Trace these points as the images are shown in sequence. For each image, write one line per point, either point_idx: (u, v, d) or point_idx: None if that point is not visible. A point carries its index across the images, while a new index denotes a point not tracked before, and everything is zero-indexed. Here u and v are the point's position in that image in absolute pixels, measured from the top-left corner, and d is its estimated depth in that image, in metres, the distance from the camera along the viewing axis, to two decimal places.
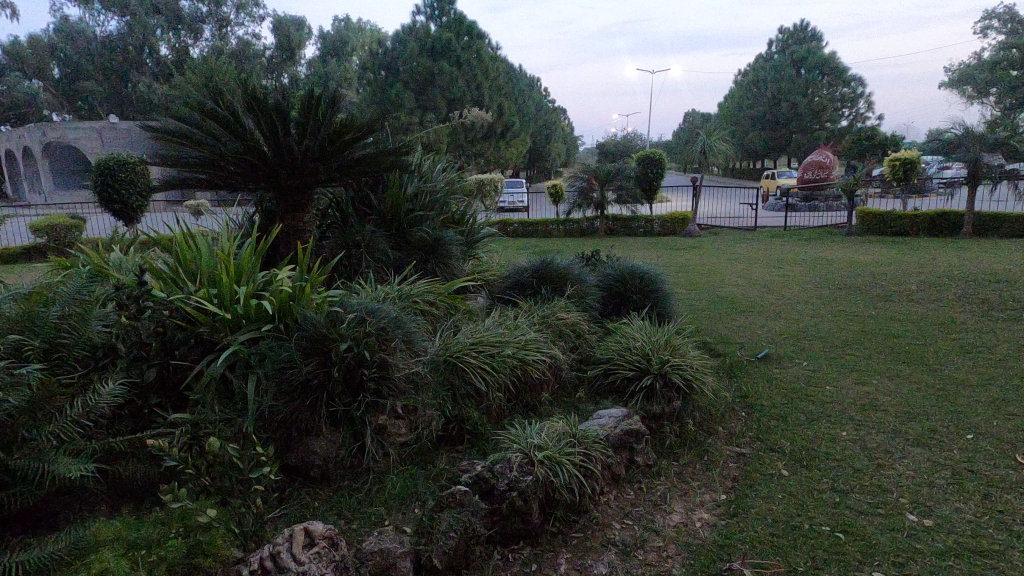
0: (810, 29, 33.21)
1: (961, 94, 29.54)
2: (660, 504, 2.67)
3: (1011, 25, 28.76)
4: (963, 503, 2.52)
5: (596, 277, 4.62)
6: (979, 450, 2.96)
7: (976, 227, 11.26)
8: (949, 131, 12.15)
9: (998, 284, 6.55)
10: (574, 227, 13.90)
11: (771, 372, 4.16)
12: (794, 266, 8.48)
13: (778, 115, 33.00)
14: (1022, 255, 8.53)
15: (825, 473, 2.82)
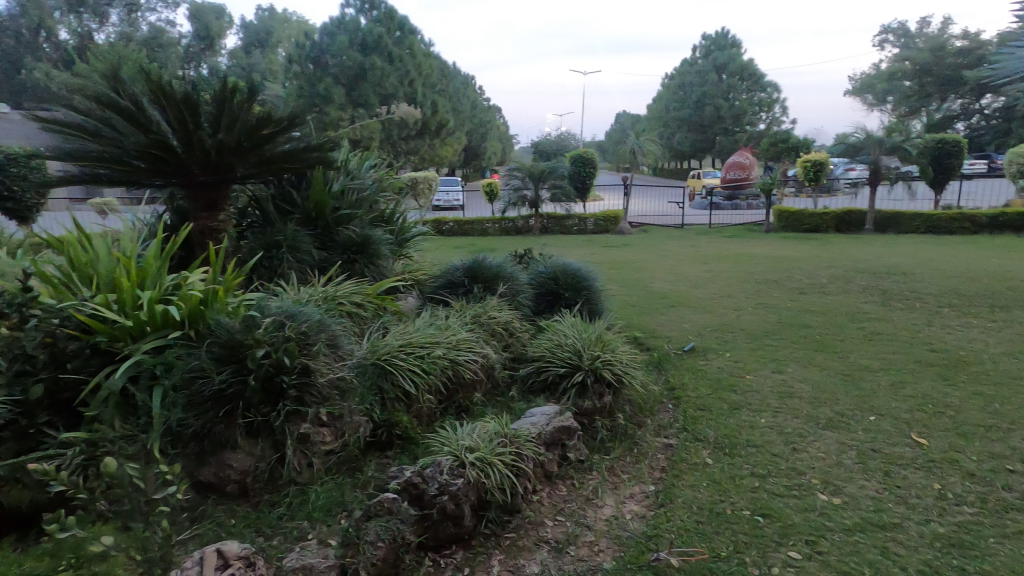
0: (730, 37, 35.05)
1: (863, 101, 32.09)
2: (592, 499, 2.70)
3: (903, 40, 31.55)
4: (866, 480, 2.71)
5: (528, 275, 4.63)
6: (880, 430, 3.19)
7: (877, 223, 12.24)
8: (853, 136, 13.12)
9: (895, 276, 7.15)
10: (510, 225, 13.97)
11: (696, 364, 4.32)
12: (718, 261, 8.90)
13: (702, 117, 34.59)
14: (915, 250, 9.36)
15: (745, 460, 2.95)
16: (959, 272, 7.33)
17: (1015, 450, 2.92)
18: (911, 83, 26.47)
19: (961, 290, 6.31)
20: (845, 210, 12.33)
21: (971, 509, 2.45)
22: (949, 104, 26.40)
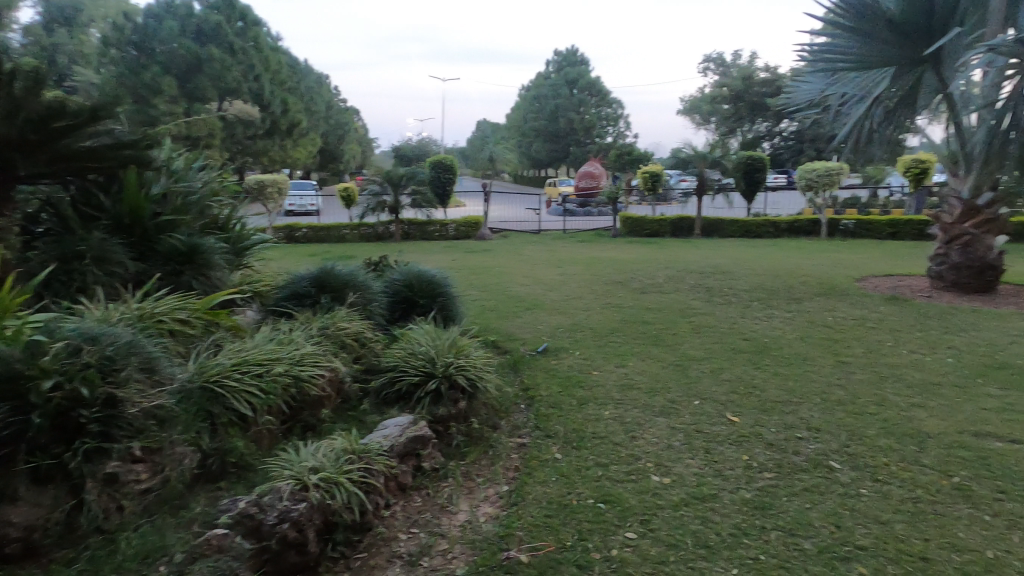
0: (580, 55, 37.52)
1: (691, 120, 36.19)
2: (447, 506, 2.69)
3: (721, 69, 36.20)
4: (691, 459, 3.04)
5: (381, 283, 4.52)
6: (702, 413, 3.60)
7: (705, 229, 13.87)
8: (683, 150, 14.69)
9: (716, 275, 8.15)
10: (369, 231, 13.55)
11: (548, 364, 4.52)
12: (570, 265, 9.46)
13: (557, 128, 36.57)
14: (732, 252, 10.77)
15: (590, 451, 3.15)
16: (765, 270, 8.56)
17: (803, 419, 3.47)
18: (728, 107, 30.47)
19: (767, 286, 7.37)
20: (678, 217, 13.81)
21: (770, 474, 2.86)
22: (757, 127, 30.81)
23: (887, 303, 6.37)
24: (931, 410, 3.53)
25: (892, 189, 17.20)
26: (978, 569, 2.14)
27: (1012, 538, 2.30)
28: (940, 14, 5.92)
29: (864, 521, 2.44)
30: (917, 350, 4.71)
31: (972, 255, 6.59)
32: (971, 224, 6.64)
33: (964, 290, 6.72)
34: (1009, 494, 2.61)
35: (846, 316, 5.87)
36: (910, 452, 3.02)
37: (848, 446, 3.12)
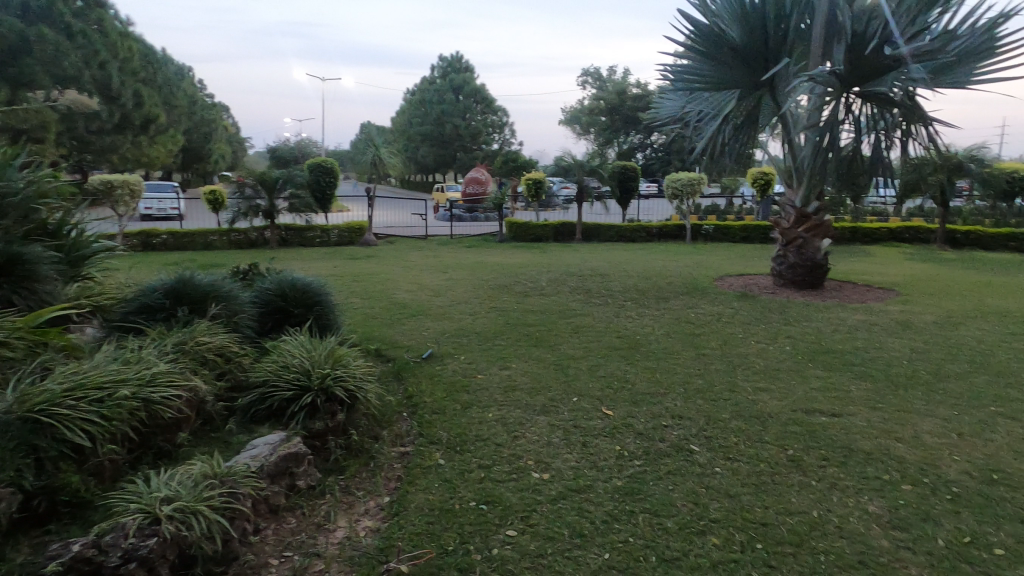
0: (464, 61, 37.80)
1: (572, 130, 37.92)
2: (323, 524, 2.57)
3: (599, 83, 38.37)
4: (569, 453, 3.19)
5: (250, 293, 4.22)
6: (580, 408, 3.79)
7: (585, 233, 14.61)
8: (563, 158, 15.33)
9: (594, 277, 8.62)
10: (240, 237, 12.58)
11: (433, 370, 4.50)
12: (457, 270, 9.48)
13: (443, 133, 36.50)
14: (609, 256, 11.44)
15: (473, 453, 3.19)
16: (637, 272, 9.21)
17: (668, 408, 3.77)
18: (605, 119, 32.33)
19: (638, 287, 7.93)
20: (560, 222, 14.39)
21: (639, 462, 3.07)
22: (631, 139, 33.06)
23: (739, 300, 7.13)
24: (772, 393, 4.02)
25: (744, 198, 19.32)
26: (806, 527, 2.46)
27: (831, 497, 2.69)
28: (774, 45, 6.76)
29: (718, 496, 2.71)
30: (762, 341, 5.34)
31: (804, 255, 7.58)
32: (803, 229, 7.60)
33: (799, 285, 7.72)
34: (830, 460, 3.04)
35: (705, 312, 6.49)
36: (755, 431, 3.41)
37: (705, 429, 3.45)
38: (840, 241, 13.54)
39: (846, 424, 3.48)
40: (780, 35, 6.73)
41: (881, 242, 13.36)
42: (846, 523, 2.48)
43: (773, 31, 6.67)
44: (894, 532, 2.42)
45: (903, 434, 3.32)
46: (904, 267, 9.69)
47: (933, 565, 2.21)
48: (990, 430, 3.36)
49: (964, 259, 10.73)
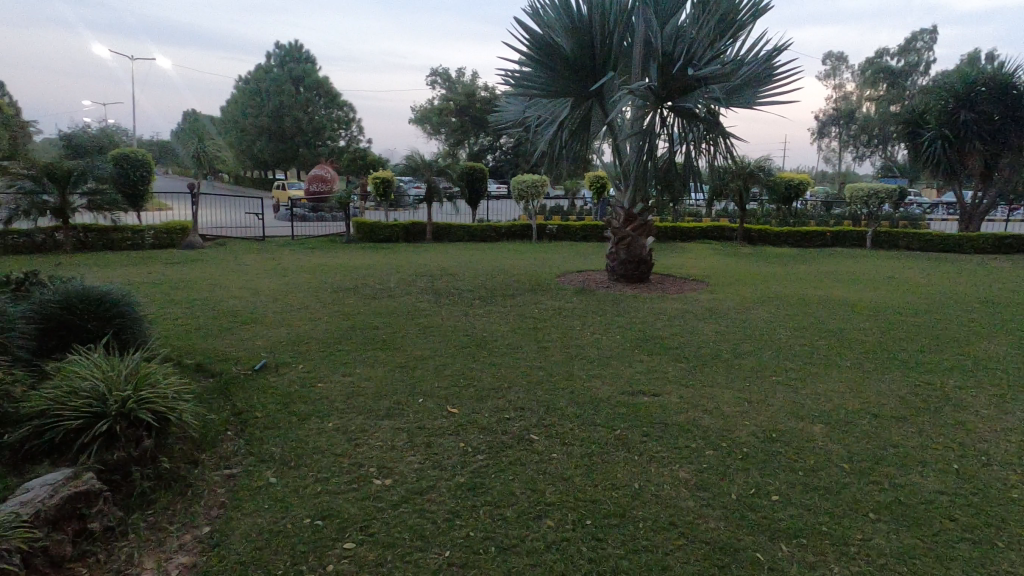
0: (304, 51, 35.55)
1: (422, 130, 37.63)
2: (125, 569, 2.24)
3: (448, 84, 38.56)
4: (413, 455, 3.15)
5: (25, 307, 3.53)
6: (426, 409, 3.76)
7: (435, 233, 14.58)
8: (409, 156, 15.06)
9: (443, 277, 8.65)
10: (20, 240, 10.46)
11: (266, 382, 4.15)
12: (298, 273, 8.87)
13: (282, 127, 33.93)
14: (460, 255, 11.57)
15: (310, 467, 3.00)
16: (485, 271, 9.43)
17: (511, 402, 3.90)
18: (455, 120, 32.56)
19: (486, 285, 8.12)
20: (410, 222, 14.19)
21: (483, 456, 3.13)
22: (480, 141, 33.71)
23: (577, 294, 7.64)
24: (604, 378, 4.36)
25: (584, 200, 20.76)
26: (628, 499, 2.70)
27: (650, 468, 2.99)
28: (600, 58, 7.34)
29: (553, 481, 2.87)
30: (596, 332, 5.77)
31: (633, 253, 8.39)
32: (631, 228, 8.38)
33: (630, 280, 8.52)
34: (650, 435, 3.38)
35: (547, 307, 6.85)
36: (588, 415, 3.67)
37: (545, 418, 3.63)
38: (664, 239, 15.15)
39: (664, 402, 3.89)
40: (605, 50, 7.33)
41: (696, 239, 15.24)
42: (661, 490, 2.77)
43: (599, 46, 7.24)
44: (699, 492, 2.76)
45: (708, 406, 3.82)
46: (712, 261, 11.16)
47: (726, 516, 2.57)
48: (771, 397, 4.00)
49: (758, 254, 12.64)
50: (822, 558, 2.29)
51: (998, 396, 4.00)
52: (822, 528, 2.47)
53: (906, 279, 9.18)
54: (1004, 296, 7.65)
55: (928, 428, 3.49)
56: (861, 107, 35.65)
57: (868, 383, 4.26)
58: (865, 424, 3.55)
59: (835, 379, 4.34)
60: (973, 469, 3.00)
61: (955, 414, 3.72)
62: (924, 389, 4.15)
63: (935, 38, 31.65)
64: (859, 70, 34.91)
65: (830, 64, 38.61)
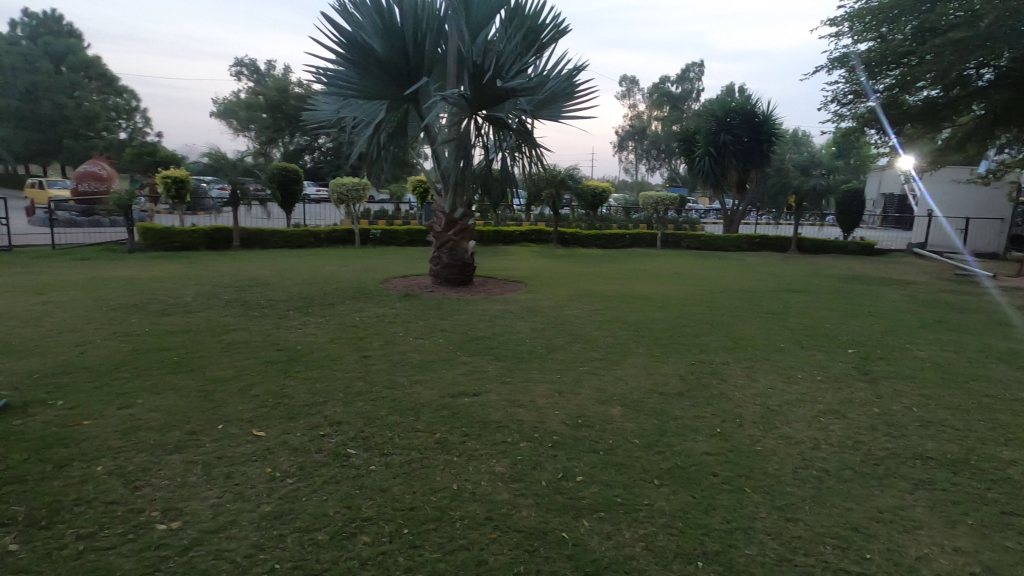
0: (66, 24, 29.75)
1: (228, 125, 33.94)
2: None
3: (256, 77, 35.34)
4: (209, 489, 2.80)
5: None
6: (227, 436, 3.38)
7: (244, 239, 13.23)
8: (207, 155, 13.41)
9: (254, 288, 7.89)
10: None
11: (9, 427, 3.36)
12: (63, 290, 7.36)
13: (38, 113, 27.94)
14: (275, 263, 10.67)
15: (69, 523, 2.49)
16: (302, 279, 8.82)
17: (326, 417, 3.68)
18: (266, 116, 29.96)
19: (303, 294, 7.60)
20: (212, 227, 12.68)
21: (292, 479, 2.91)
22: (297, 140, 31.48)
23: (401, 300, 7.53)
24: (426, 383, 4.36)
25: (409, 204, 20.59)
26: (446, 501, 2.73)
27: (467, 467, 3.06)
28: (413, 63, 7.32)
29: (371, 494, 2.78)
30: (420, 337, 5.75)
31: (456, 256, 8.55)
32: (453, 232, 8.52)
33: (453, 282, 8.67)
34: (470, 435, 3.46)
35: (370, 314, 6.64)
36: (408, 422, 3.62)
37: (363, 430, 3.50)
38: (488, 243, 15.71)
39: (483, 401, 4.01)
40: (418, 55, 7.33)
41: (517, 243, 16.06)
42: (478, 488, 2.85)
43: (412, 51, 7.22)
44: (513, 484, 2.90)
45: (523, 400, 4.04)
46: (531, 262, 11.86)
47: (536, 503, 2.73)
48: (579, 386, 4.37)
49: (570, 255, 13.76)
50: (617, 527, 2.55)
51: (749, 368, 4.89)
52: (617, 499, 2.76)
53: (687, 274, 10.74)
54: (755, 285, 9.37)
55: (701, 400, 4.12)
56: (651, 125, 40.95)
57: (656, 365, 4.89)
58: (654, 402, 4.05)
59: (631, 365, 4.90)
60: (732, 430, 3.60)
61: (719, 385, 4.44)
62: (697, 367, 4.90)
63: (703, 71, 37.65)
64: (647, 94, 40.25)
65: (626, 85, 43.69)
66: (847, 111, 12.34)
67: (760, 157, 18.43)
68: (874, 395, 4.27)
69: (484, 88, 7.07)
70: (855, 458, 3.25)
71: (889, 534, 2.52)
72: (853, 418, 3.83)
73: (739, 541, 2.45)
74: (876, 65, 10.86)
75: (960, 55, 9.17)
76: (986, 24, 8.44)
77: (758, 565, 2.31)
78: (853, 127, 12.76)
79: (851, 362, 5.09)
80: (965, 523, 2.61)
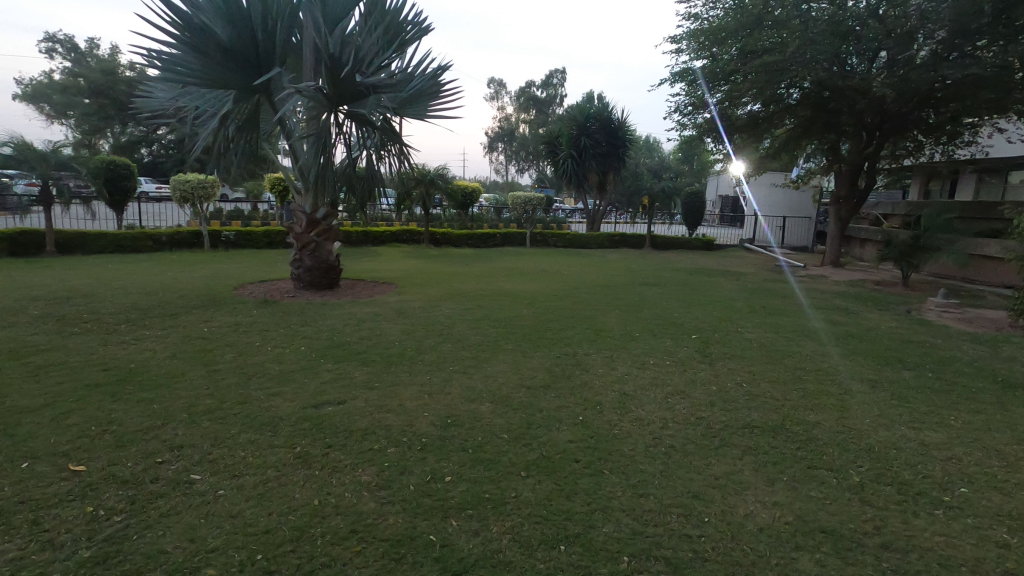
0: None
1: (37, 111, 28.96)
2: None
3: (74, 56, 30.55)
4: (9, 541, 2.36)
5: None
6: (33, 475, 2.87)
7: (61, 244, 11.39)
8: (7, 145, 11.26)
9: (73, 299, 6.81)
10: None
11: None
12: None
13: None
14: (102, 270, 9.33)
15: None
16: (138, 288, 7.81)
17: (165, 442, 3.29)
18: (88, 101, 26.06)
19: (139, 305, 6.72)
20: (16, 229, 10.74)
21: (120, 516, 2.55)
22: (128, 130, 27.75)
23: (257, 307, 6.96)
24: (285, 395, 4.07)
25: (267, 203, 19.16)
26: (306, 518, 2.57)
27: (330, 481, 2.90)
28: (264, 52, 6.79)
29: (218, 522, 2.53)
30: (279, 345, 5.36)
31: (319, 258, 8.10)
32: (315, 233, 8.07)
33: (317, 286, 8.20)
34: (333, 446, 3.30)
35: (220, 324, 6.05)
36: (265, 439, 3.36)
37: (210, 452, 3.18)
38: (356, 245, 15.13)
39: (348, 409, 3.84)
40: (268, 43, 6.79)
41: (387, 244, 15.67)
42: (341, 500, 2.72)
43: (261, 38, 6.67)
44: (380, 493, 2.80)
45: (391, 405, 3.94)
46: (401, 263, 11.64)
47: (404, 509, 2.67)
48: (449, 385, 4.37)
49: (442, 255, 13.73)
50: (484, 522, 2.58)
51: (607, 358, 5.23)
52: (485, 496, 2.79)
53: (553, 271, 11.21)
54: (614, 280, 10.07)
55: (564, 390, 4.32)
56: (518, 128, 42.18)
57: (524, 360, 5.04)
58: (521, 396, 4.17)
59: (500, 362, 5.00)
60: (592, 417, 3.83)
61: (581, 376, 4.70)
62: (562, 359, 5.14)
63: (565, 77, 39.55)
64: (514, 97, 41.33)
65: (494, 87, 44.54)
66: (689, 121, 13.76)
67: (617, 160, 19.82)
68: (711, 374, 4.79)
69: (343, 83, 6.76)
70: (697, 432, 3.61)
71: (723, 497, 2.83)
72: (695, 397, 4.27)
73: (598, 522, 2.60)
74: (710, 80, 12.18)
75: (772, 76, 10.60)
76: (791, 50, 9.85)
77: (614, 541, 2.47)
78: (694, 135, 14.21)
79: (694, 346, 5.67)
80: (781, 480, 3.02)
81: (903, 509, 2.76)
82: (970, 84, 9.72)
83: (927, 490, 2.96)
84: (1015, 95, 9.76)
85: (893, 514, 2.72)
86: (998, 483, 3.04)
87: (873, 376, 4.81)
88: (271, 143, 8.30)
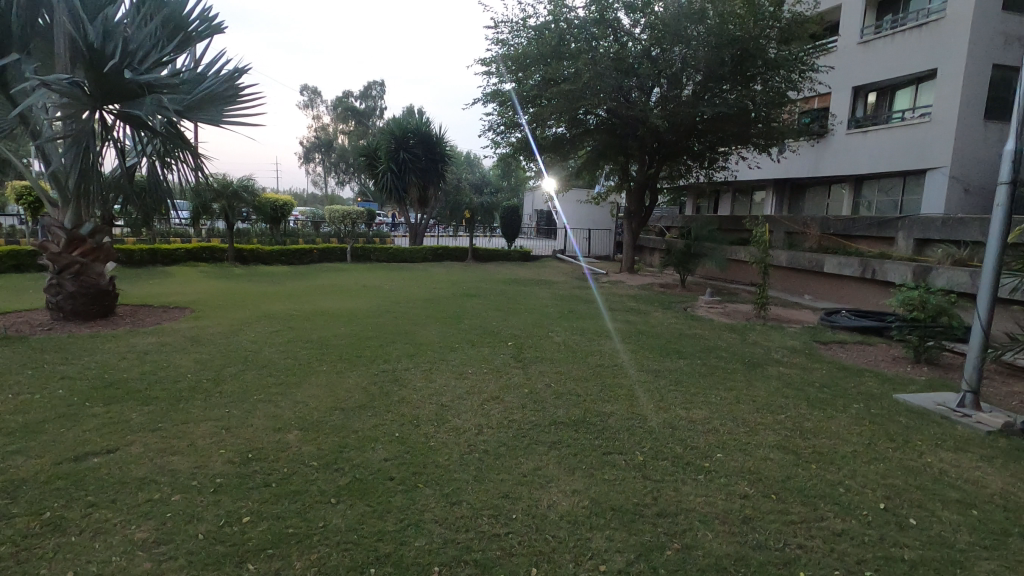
0: None
1: None
2: None
3: None
4: None
5: None
6: None
7: None
8: None
9: None
10: None
11: None
12: None
13: None
14: None
15: None
16: None
17: None
18: None
19: None
20: None
21: None
22: None
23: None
24: (33, 451, 3.34)
25: (14, 217, 15.61)
26: None
27: (93, 546, 2.45)
28: None
29: None
30: (26, 391, 4.38)
31: (85, 282, 6.82)
32: (79, 253, 6.79)
33: (85, 316, 6.90)
34: (97, 503, 2.79)
35: None
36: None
37: None
38: (141, 265, 13.08)
39: (120, 458, 3.29)
40: None
41: (181, 263, 13.81)
42: (106, 566, 2.32)
43: None
44: (158, 549, 2.44)
45: (179, 446, 3.47)
46: (197, 285, 10.31)
47: (188, 562, 2.36)
48: (251, 416, 4.00)
49: (249, 274, 12.54)
50: (287, 560, 2.40)
51: (426, 371, 5.25)
52: (289, 530, 2.60)
53: (374, 287, 10.91)
54: (437, 294, 10.17)
55: (381, 408, 4.23)
56: (336, 138, 40.50)
57: (339, 381, 4.83)
58: (334, 419, 3.98)
59: (312, 385, 4.72)
60: (409, 432, 3.80)
61: (400, 392, 4.64)
62: (379, 376, 5.03)
63: (384, 90, 39.21)
64: (331, 106, 39.70)
65: (307, 95, 42.23)
66: (502, 139, 14.53)
67: (436, 175, 20.07)
68: (524, 378, 5.10)
69: (106, 79, 5.73)
70: (508, 435, 3.80)
71: (528, 493, 3.02)
72: (508, 401, 4.49)
73: (410, 537, 2.59)
74: (519, 102, 13.04)
75: (570, 102, 11.69)
76: (583, 80, 10.98)
77: (425, 553, 2.48)
78: (508, 153, 15.03)
79: (509, 353, 5.97)
80: (580, 468, 3.33)
81: (674, 479, 3.23)
82: (721, 119, 11.81)
83: (693, 459, 3.50)
84: (751, 130, 12.09)
85: (666, 484, 3.16)
86: (742, 445, 3.73)
87: (655, 367, 5.56)
88: (13, 145, 6.80)
